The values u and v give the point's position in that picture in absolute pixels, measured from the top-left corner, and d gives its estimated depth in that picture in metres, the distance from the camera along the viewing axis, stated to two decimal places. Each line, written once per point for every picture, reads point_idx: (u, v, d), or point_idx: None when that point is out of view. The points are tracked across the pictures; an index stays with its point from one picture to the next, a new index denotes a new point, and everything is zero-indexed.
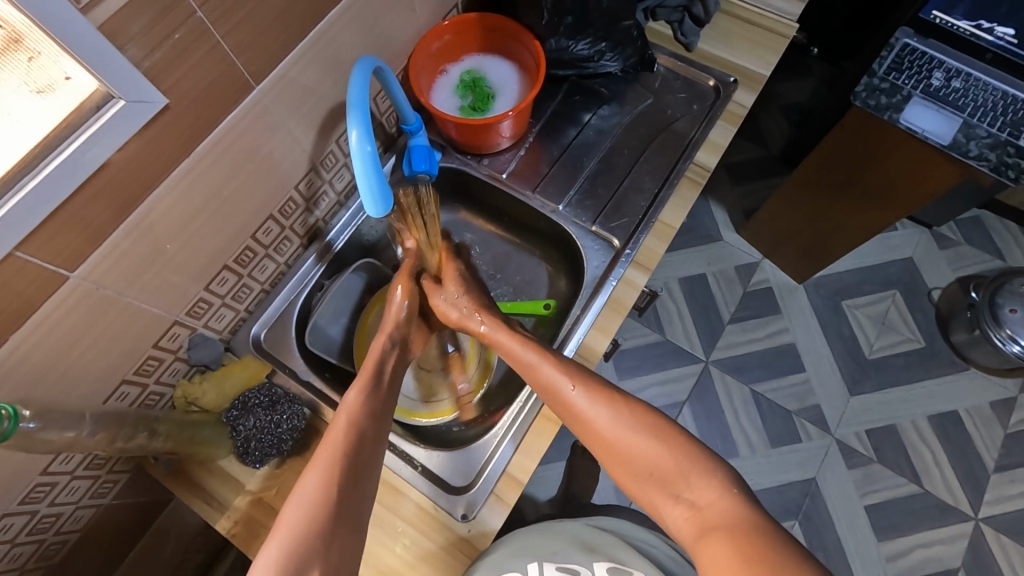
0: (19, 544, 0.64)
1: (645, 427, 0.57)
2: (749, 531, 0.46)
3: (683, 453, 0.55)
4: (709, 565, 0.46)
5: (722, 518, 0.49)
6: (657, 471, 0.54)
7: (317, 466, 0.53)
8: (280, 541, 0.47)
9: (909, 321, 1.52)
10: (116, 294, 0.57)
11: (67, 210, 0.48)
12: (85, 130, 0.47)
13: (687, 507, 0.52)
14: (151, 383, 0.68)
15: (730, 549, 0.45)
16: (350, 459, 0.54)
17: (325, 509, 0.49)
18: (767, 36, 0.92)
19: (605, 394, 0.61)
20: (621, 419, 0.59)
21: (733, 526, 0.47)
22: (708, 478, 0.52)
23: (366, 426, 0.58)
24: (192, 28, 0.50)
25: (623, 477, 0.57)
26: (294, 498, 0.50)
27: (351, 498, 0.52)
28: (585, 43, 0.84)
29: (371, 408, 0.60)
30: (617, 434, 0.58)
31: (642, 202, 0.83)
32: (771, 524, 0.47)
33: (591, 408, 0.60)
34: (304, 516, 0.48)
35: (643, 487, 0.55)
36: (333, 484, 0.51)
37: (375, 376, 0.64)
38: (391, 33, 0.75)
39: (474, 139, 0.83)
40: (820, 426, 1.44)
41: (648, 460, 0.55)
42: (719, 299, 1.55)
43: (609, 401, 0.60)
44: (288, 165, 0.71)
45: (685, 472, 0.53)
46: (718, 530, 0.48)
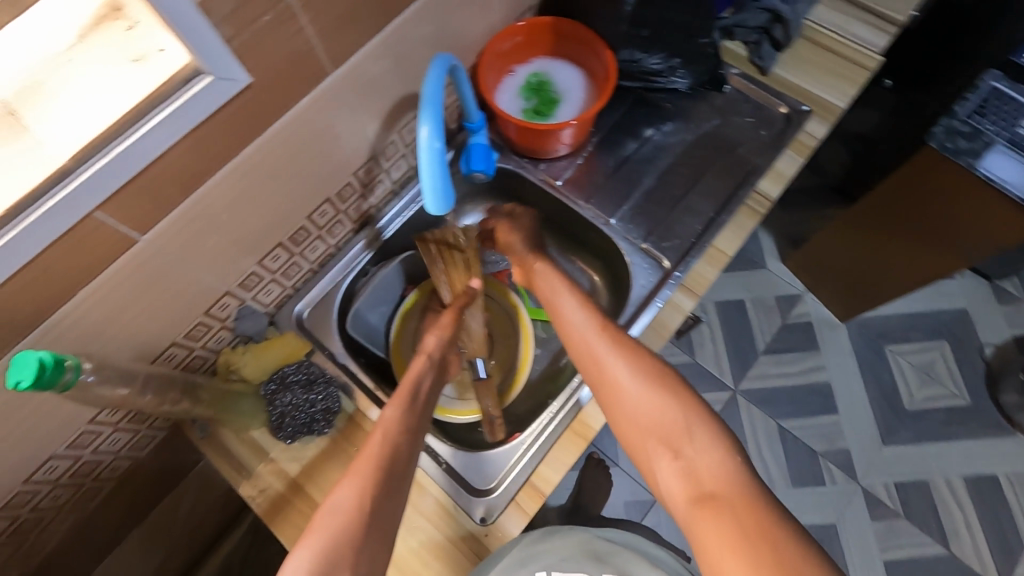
0: (60, 486, 0.68)
1: (660, 382, 0.55)
2: (750, 505, 0.45)
3: (693, 412, 0.53)
4: (699, 529, 0.46)
5: (720, 488, 0.47)
6: (664, 427, 0.52)
7: (350, 476, 0.54)
8: (314, 547, 0.49)
9: (956, 375, 1.45)
10: (178, 260, 0.59)
11: (145, 177, 0.50)
12: (173, 101, 0.48)
13: (685, 467, 0.50)
14: (197, 348, 0.70)
15: (729, 521, 0.44)
16: (385, 476, 0.55)
17: (356, 523, 0.51)
18: (846, 66, 0.88)
19: (626, 345, 0.59)
20: (638, 371, 0.56)
21: (733, 498, 0.46)
22: (714, 443, 0.50)
23: (400, 442, 0.58)
24: (282, 12, 0.51)
25: (624, 428, 0.55)
26: (328, 506, 0.52)
27: (384, 513, 0.53)
28: (657, 57, 0.82)
29: (408, 425, 0.60)
30: (631, 385, 0.56)
31: (696, 224, 0.82)
32: (768, 500, 0.46)
33: (611, 354, 0.58)
34: (337, 527, 0.50)
35: (643, 440, 0.53)
36: (365, 497, 0.52)
37: (414, 395, 0.64)
38: (465, 29, 0.75)
39: (534, 143, 0.83)
40: (846, 471, 1.39)
41: (656, 413, 0.53)
42: (755, 328, 1.52)
43: (629, 353, 0.59)
44: (350, 151, 0.72)
45: (693, 433, 0.51)
46: (716, 500, 0.46)
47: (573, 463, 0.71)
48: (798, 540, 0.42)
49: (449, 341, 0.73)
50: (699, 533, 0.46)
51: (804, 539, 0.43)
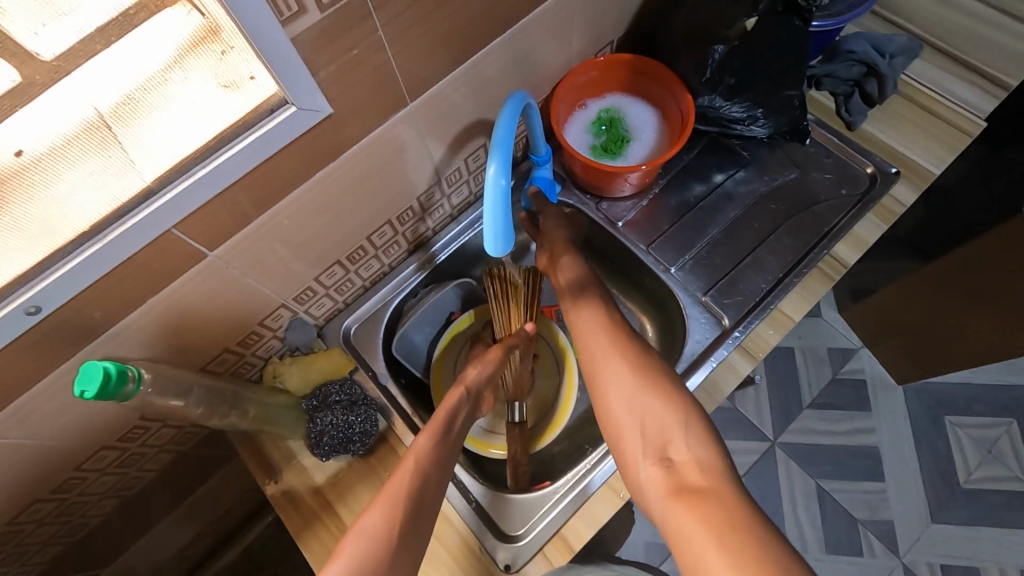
0: (106, 473, 0.70)
1: (658, 381, 0.60)
2: (726, 495, 0.49)
3: (685, 409, 0.58)
4: (679, 509, 0.50)
5: (702, 481, 0.51)
6: (654, 423, 0.58)
7: (381, 500, 0.57)
8: (342, 567, 0.52)
9: (1022, 458, 1.34)
10: (241, 274, 0.60)
11: (223, 196, 0.51)
12: (256, 130, 0.49)
13: (672, 457, 0.55)
14: (247, 355, 0.71)
15: (706, 508, 0.48)
16: (414, 504, 0.57)
17: (383, 546, 0.53)
18: (945, 128, 0.83)
19: (632, 346, 0.65)
20: (638, 373, 0.61)
21: (707, 488, 0.50)
22: (698, 441, 0.55)
23: (431, 470, 0.60)
24: (370, 45, 0.51)
25: (617, 423, 0.60)
26: (358, 527, 0.55)
27: (410, 543, 0.55)
28: (740, 106, 0.78)
29: (439, 455, 0.62)
30: (629, 385, 0.61)
31: (761, 283, 0.78)
32: (743, 491, 0.50)
33: (618, 353, 0.64)
34: (365, 549, 0.53)
35: (637, 432, 0.58)
36: (393, 524, 0.55)
37: (449, 424, 0.66)
38: (543, 62, 0.74)
39: (599, 181, 0.80)
40: (888, 545, 1.30)
41: (653, 407, 0.58)
42: (802, 380, 1.44)
43: (634, 354, 0.64)
44: (416, 177, 0.71)
45: (681, 428, 0.56)
46: (695, 489, 0.51)
47: (607, 519, 0.69)
48: (768, 530, 0.46)
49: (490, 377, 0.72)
50: (675, 519, 0.50)
51: (774, 533, 0.45)
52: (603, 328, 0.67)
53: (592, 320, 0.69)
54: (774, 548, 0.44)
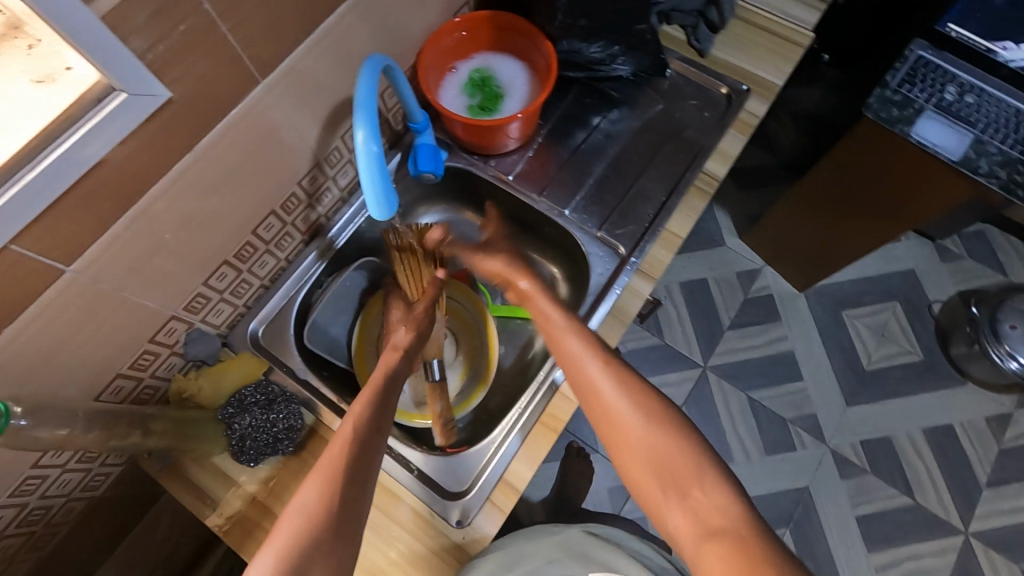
0: (8, 535, 0.64)
1: (662, 422, 0.54)
2: (762, 552, 0.45)
3: (699, 455, 0.52)
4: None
5: (731, 535, 0.47)
6: (667, 466, 0.52)
7: (314, 476, 0.53)
8: (279, 549, 0.49)
9: (908, 333, 1.47)
10: (113, 289, 0.56)
11: (65, 202, 0.47)
12: (86, 123, 0.45)
13: (692, 512, 0.50)
14: (145, 377, 0.67)
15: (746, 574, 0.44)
16: (348, 470, 0.54)
17: (321, 524, 0.50)
18: (783, 44, 0.91)
19: (626, 377, 0.58)
20: (638, 404, 0.55)
21: (741, 542, 0.46)
22: (720, 486, 0.50)
23: (365, 437, 0.57)
24: (200, 20, 0.49)
25: (625, 463, 0.54)
26: (295, 507, 0.52)
27: (347, 513, 0.52)
28: (597, 46, 0.82)
29: (375, 422, 0.59)
30: (631, 422, 0.54)
31: (649, 209, 0.83)
32: (771, 539, 0.47)
33: (610, 387, 0.57)
34: (300, 529, 0.50)
35: (650, 483, 0.52)
36: (327, 497, 0.52)
37: (385, 391, 0.62)
38: (402, 28, 0.74)
39: (482, 140, 0.82)
40: (815, 435, 1.38)
41: (662, 455, 0.52)
42: (719, 304, 1.49)
43: (631, 387, 0.57)
44: (293, 161, 0.69)
45: (696, 477, 0.51)
46: (727, 548, 0.46)
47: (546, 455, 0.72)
48: None
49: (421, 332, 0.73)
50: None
51: None
52: (584, 351, 0.60)
53: (569, 339, 0.62)
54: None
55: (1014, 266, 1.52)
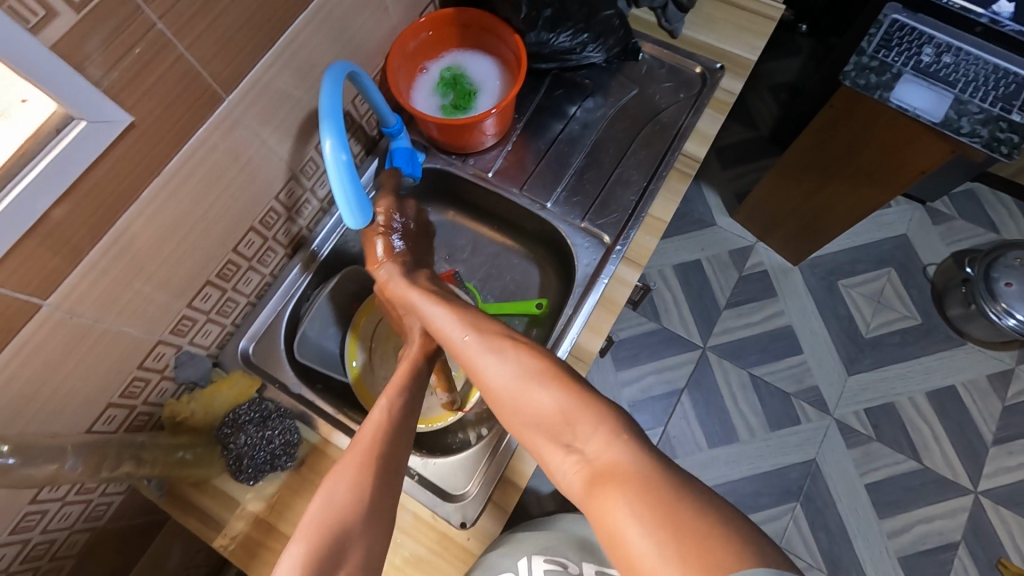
0: (14, 572, 0.64)
1: (532, 371, 0.55)
2: (641, 475, 0.44)
3: (569, 392, 0.52)
4: (601, 517, 0.44)
5: (609, 465, 0.46)
6: (548, 419, 0.52)
7: (351, 461, 0.54)
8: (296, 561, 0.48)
9: (904, 298, 1.47)
10: (93, 318, 0.56)
11: (32, 236, 0.47)
12: (45, 155, 0.45)
13: (576, 456, 0.49)
14: (138, 405, 0.67)
15: (628, 504, 0.42)
16: (385, 458, 0.55)
17: (356, 510, 0.51)
18: (753, 19, 0.91)
19: (495, 341, 0.59)
20: (514, 366, 0.56)
21: (619, 474, 0.45)
22: (600, 425, 0.49)
23: (396, 427, 0.58)
24: (154, 41, 0.48)
25: (516, 429, 0.54)
26: (323, 498, 0.52)
27: (383, 500, 0.53)
28: (565, 35, 0.81)
29: (404, 411, 0.61)
30: (507, 385, 0.55)
31: (630, 196, 0.82)
32: (660, 464, 0.45)
33: (482, 354, 0.58)
34: (330, 519, 0.50)
35: (536, 437, 0.53)
36: (367, 481, 0.53)
37: (409, 384, 0.65)
38: (366, 34, 0.73)
39: (458, 139, 0.81)
40: (819, 407, 1.38)
41: (535, 406, 0.53)
42: (714, 285, 1.48)
43: (499, 349, 0.58)
44: (267, 176, 0.69)
45: (569, 418, 0.51)
46: (608, 480, 0.45)
47: None
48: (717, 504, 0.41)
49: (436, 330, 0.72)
50: (603, 521, 0.44)
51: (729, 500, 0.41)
52: (466, 330, 0.62)
53: (451, 323, 0.64)
54: (713, 530, 0.39)
55: (1005, 223, 1.52)
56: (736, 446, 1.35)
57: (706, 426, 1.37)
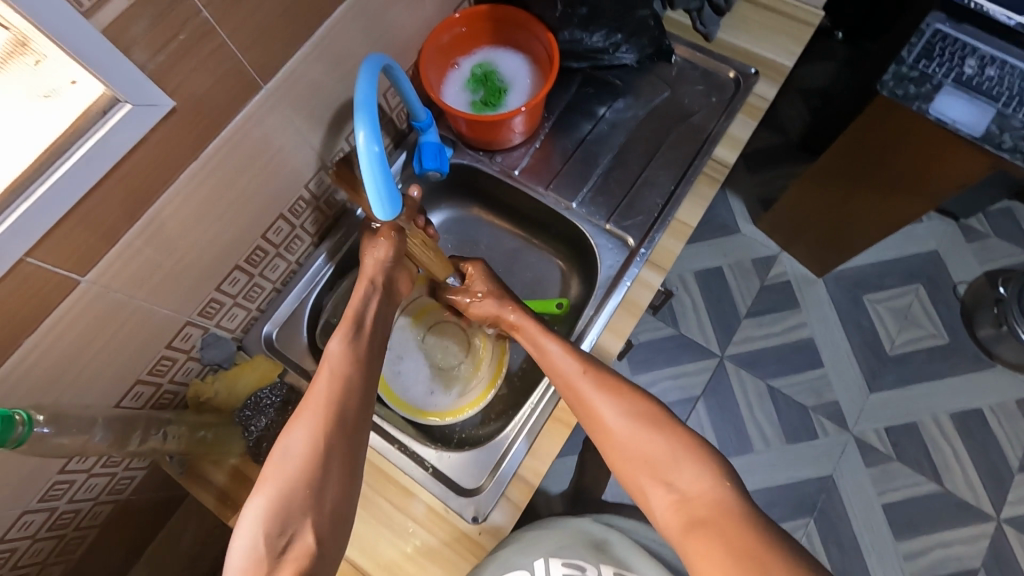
0: (40, 539, 0.66)
1: (643, 416, 0.56)
2: (745, 528, 0.46)
3: (681, 440, 0.54)
4: (701, 563, 0.46)
5: (714, 512, 0.48)
6: (649, 456, 0.53)
7: (310, 414, 0.53)
8: (269, 496, 0.49)
9: (932, 315, 1.43)
10: (126, 297, 0.57)
11: (78, 213, 0.49)
12: (92, 135, 0.46)
13: (677, 497, 0.51)
14: (165, 383, 0.68)
15: (729, 554, 0.44)
16: (344, 409, 0.54)
17: (310, 466, 0.50)
18: (790, 24, 0.90)
19: (608, 380, 0.59)
20: (625, 407, 0.57)
21: (722, 521, 0.47)
22: (703, 469, 0.51)
23: (347, 377, 0.57)
24: (198, 28, 0.49)
25: (615, 461, 0.55)
26: (281, 451, 0.51)
27: (341, 451, 0.52)
28: (599, 35, 0.81)
29: (357, 354, 0.59)
30: (618, 423, 0.56)
31: (657, 199, 0.82)
32: (758, 513, 0.48)
33: (594, 391, 0.59)
34: (291, 474, 0.50)
35: (634, 471, 0.54)
36: (324, 434, 0.52)
37: (358, 324, 0.62)
38: (400, 26, 0.73)
39: (487, 136, 0.81)
40: (838, 423, 1.36)
41: (645, 446, 0.54)
42: (735, 293, 1.46)
43: (613, 389, 0.59)
44: (298, 165, 0.70)
45: (678, 463, 0.52)
46: (710, 529, 0.47)
47: (560, 448, 0.72)
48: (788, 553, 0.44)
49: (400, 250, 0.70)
50: (701, 566, 0.46)
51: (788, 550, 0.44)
52: (572, 361, 0.61)
53: (558, 352, 0.63)
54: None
55: None
56: (749, 456, 1.34)
57: (721, 435, 1.36)
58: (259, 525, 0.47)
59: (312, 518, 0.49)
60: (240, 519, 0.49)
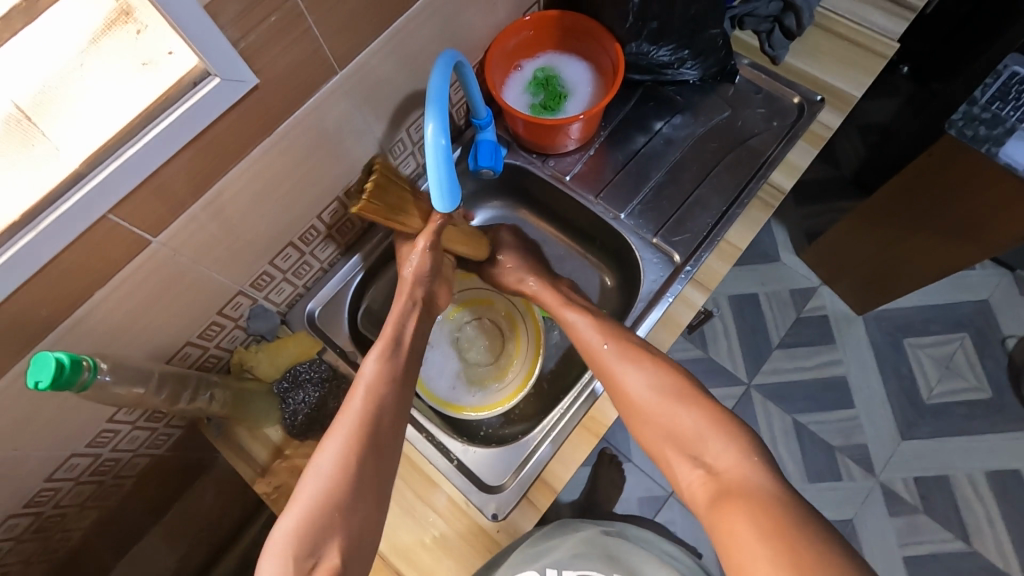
0: (81, 482, 0.69)
1: (670, 391, 0.60)
2: (769, 498, 0.47)
3: (708, 416, 0.57)
4: (722, 528, 0.48)
5: (738, 481, 0.50)
6: (677, 431, 0.57)
7: (341, 433, 0.56)
8: (300, 514, 0.51)
9: (977, 368, 1.37)
10: (191, 261, 0.60)
11: (159, 177, 0.51)
12: (182, 104, 0.49)
13: (704, 470, 0.54)
14: (211, 347, 0.71)
15: (751, 516, 0.46)
16: (374, 432, 0.56)
17: (341, 480, 0.53)
18: (863, 54, 0.88)
19: (636, 354, 0.64)
20: (651, 381, 0.61)
21: (743, 488, 0.49)
22: (729, 443, 0.54)
23: (380, 395, 0.59)
24: (288, 12, 0.51)
25: (645, 434, 0.59)
26: (313, 470, 0.54)
27: (370, 469, 0.55)
28: (666, 50, 0.81)
29: (390, 374, 0.61)
30: (644, 395, 0.60)
31: (708, 218, 0.81)
32: (787, 489, 0.49)
33: (620, 364, 0.63)
34: (322, 490, 0.52)
35: (664, 446, 0.57)
36: (351, 455, 0.54)
37: (394, 344, 0.64)
38: (472, 25, 0.75)
39: (543, 139, 0.82)
40: (865, 467, 1.31)
41: (672, 421, 0.58)
42: (769, 322, 1.43)
43: (639, 363, 0.63)
44: (359, 151, 0.72)
45: (706, 437, 0.55)
46: (733, 497, 0.49)
47: (585, 457, 0.72)
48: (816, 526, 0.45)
49: (435, 259, 0.72)
50: (725, 528, 0.48)
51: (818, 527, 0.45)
52: (601, 338, 0.67)
53: (589, 331, 0.68)
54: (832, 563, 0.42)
55: None
56: None
57: None
58: (290, 540, 0.50)
59: (341, 535, 0.51)
60: (270, 537, 0.51)
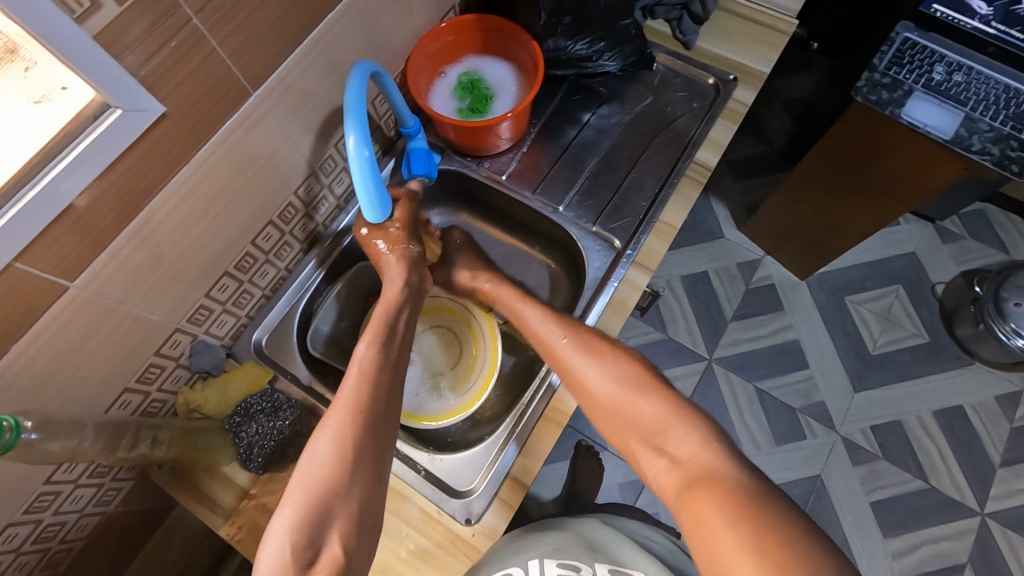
0: (23, 552, 0.64)
1: (629, 380, 0.61)
2: (734, 484, 0.47)
3: (672, 405, 0.57)
4: (691, 517, 0.47)
5: (703, 468, 0.50)
6: (642, 421, 0.57)
7: (334, 420, 0.55)
8: (298, 501, 0.50)
9: (913, 316, 1.46)
10: (116, 303, 0.57)
11: (68, 218, 0.49)
12: (85, 138, 0.47)
13: (668, 459, 0.53)
14: (153, 391, 0.68)
15: (716, 503, 0.46)
16: (368, 415, 0.55)
17: (333, 468, 0.51)
18: (769, 32, 0.93)
19: (592, 346, 0.66)
20: (612, 371, 0.62)
21: (709, 476, 0.49)
22: (693, 432, 0.54)
23: (374, 376, 0.59)
24: (189, 35, 0.50)
25: (609, 426, 0.60)
26: (309, 457, 0.52)
27: (368, 453, 0.53)
28: (583, 43, 0.83)
29: (384, 357, 0.61)
30: (606, 386, 0.61)
31: (643, 202, 0.83)
32: (750, 470, 0.49)
33: (578, 358, 0.65)
34: (316, 478, 0.51)
35: (630, 438, 0.57)
36: (349, 436, 0.53)
37: (387, 331, 0.65)
38: (390, 35, 0.74)
39: (474, 142, 0.83)
40: (825, 423, 1.38)
41: (635, 411, 0.58)
42: (721, 297, 1.49)
43: (596, 354, 0.65)
44: (288, 172, 0.71)
45: (670, 424, 0.55)
46: (699, 484, 0.49)
47: (550, 450, 0.72)
48: (776, 504, 0.45)
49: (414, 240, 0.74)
50: (692, 515, 0.47)
51: (778, 504, 0.45)
52: (556, 333, 0.68)
53: (546, 326, 0.70)
54: (796, 543, 0.42)
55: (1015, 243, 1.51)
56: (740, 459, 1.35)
57: None
58: (287, 529, 0.48)
59: (342, 518, 0.50)
60: (269, 528, 0.49)
